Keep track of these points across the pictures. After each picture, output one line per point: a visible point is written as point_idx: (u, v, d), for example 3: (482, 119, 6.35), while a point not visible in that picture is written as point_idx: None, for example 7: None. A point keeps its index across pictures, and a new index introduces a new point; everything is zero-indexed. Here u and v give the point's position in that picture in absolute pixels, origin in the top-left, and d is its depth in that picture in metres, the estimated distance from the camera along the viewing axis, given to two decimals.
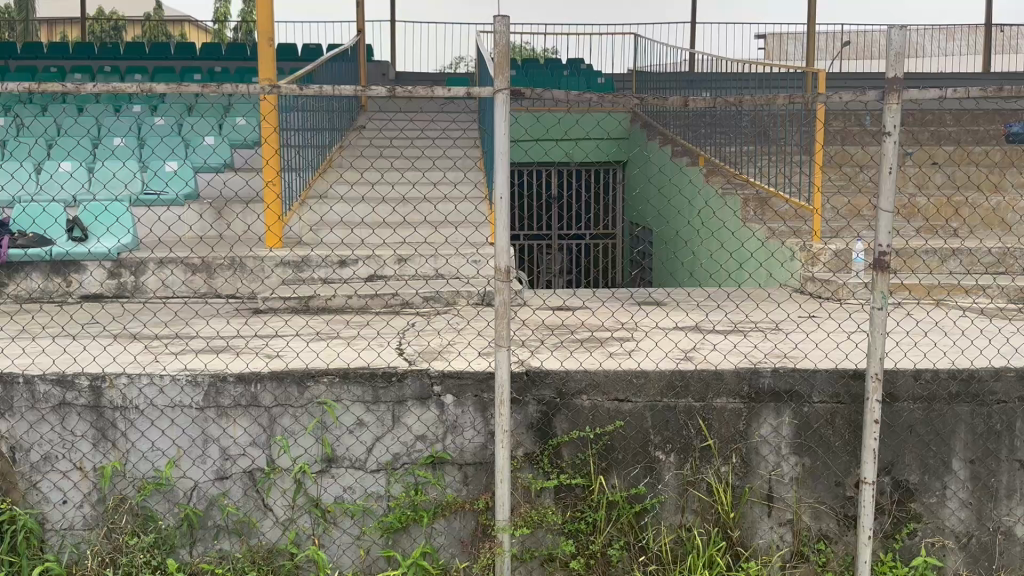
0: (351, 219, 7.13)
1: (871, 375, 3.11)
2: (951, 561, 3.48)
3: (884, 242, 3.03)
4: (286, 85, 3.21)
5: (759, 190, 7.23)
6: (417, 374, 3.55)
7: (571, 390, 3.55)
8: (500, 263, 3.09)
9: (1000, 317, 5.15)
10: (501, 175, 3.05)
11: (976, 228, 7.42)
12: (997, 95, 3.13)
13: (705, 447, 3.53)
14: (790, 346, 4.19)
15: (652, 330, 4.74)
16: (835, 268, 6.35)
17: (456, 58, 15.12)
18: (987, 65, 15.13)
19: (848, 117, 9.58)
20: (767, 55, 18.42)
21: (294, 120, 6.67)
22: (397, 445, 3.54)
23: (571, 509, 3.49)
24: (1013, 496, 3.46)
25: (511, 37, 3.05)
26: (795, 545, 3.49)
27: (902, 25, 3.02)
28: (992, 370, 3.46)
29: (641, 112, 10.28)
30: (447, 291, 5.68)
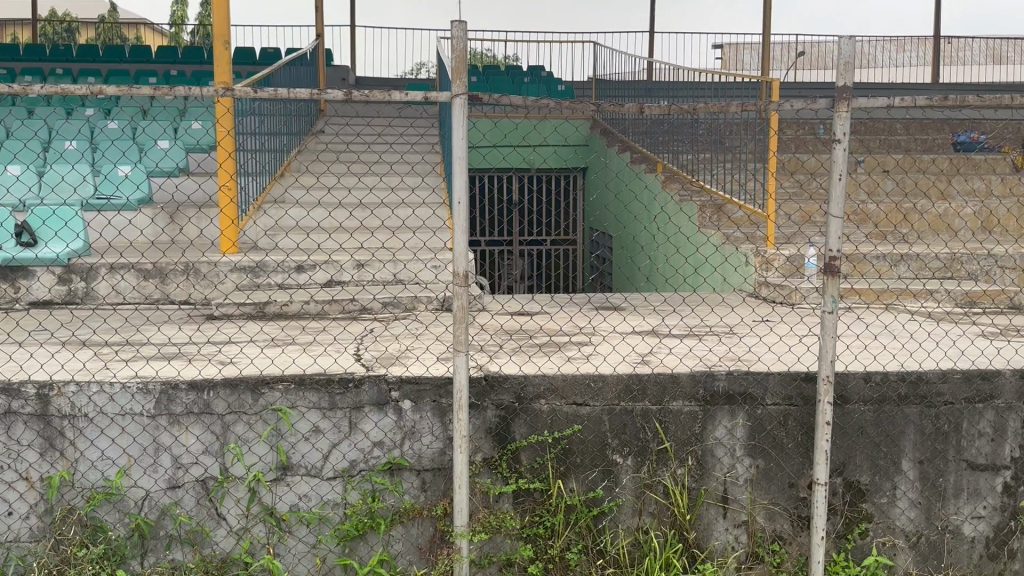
0: (309, 224, 7.09)
1: (822, 378, 3.16)
2: (901, 560, 3.55)
3: (834, 247, 3.08)
4: (240, 88, 3.17)
5: (715, 197, 7.33)
6: (374, 380, 3.52)
7: (529, 394, 3.55)
8: (458, 267, 3.08)
9: (946, 321, 5.28)
10: (459, 179, 3.04)
11: (923, 234, 7.61)
12: (944, 105, 3.21)
13: (662, 450, 3.56)
14: (744, 349, 4.25)
15: (609, 334, 4.77)
16: (788, 273, 6.46)
17: (416, 63, 15.09)
18: (935, 76, 15.52)
19: (800, 126, 9.77)
20: (723, 64, 18.72)
21: (251, 124, 6.61)
22: (353, 451, 3.50)
23: (529, 513, 3.50)
24: (961, 496, 3.54)
25: (468, 42, 3.05)
26: (749, 546, 3.54)
27: (851, 35, 3.08)
28: (940, 372, 3.53)
29: (599, 120, 10.36)
30: (405, 296, 5.66)
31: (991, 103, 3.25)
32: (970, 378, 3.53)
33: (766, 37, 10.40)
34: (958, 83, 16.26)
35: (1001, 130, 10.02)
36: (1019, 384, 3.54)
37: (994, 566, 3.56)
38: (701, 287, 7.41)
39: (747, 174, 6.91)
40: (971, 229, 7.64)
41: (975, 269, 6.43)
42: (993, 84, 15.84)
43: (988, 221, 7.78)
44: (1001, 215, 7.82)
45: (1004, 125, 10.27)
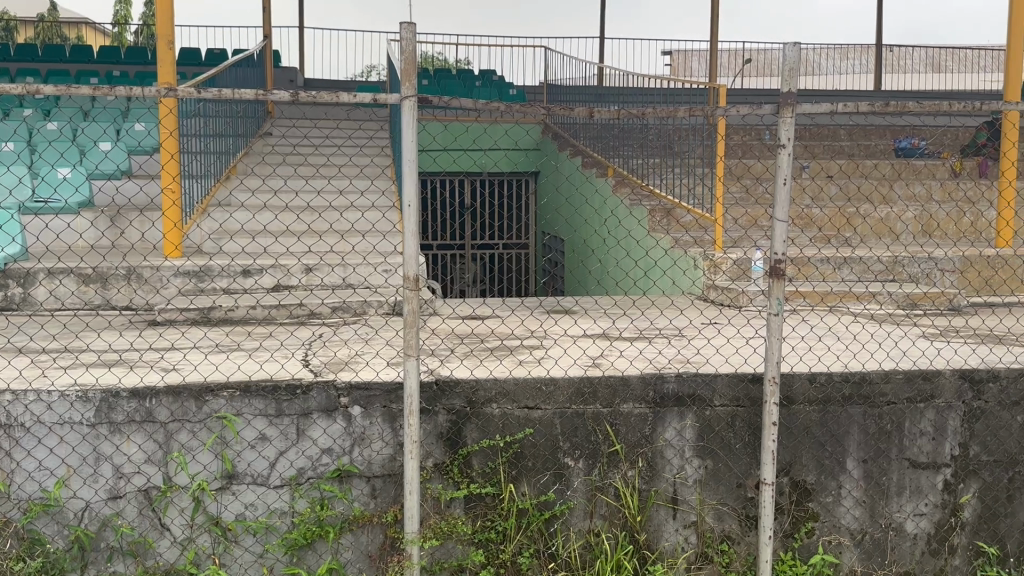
0: (256, 228, 6.99)
1: (768, 379, 3.20)
2: (846, 558, 3.61)
3: (780, 250, 3.12)
4: (183, 89, 3.09)
5: (664, 201, 7.41)
6: (322, 387, 3.47)
7: (481, 399, 3.53)
8: (409, 270, 3.05)
9: (888, 322, 5.40)
10: (409, 182, 3.01)
11: (866, 238, 7.79)
12: (886, 111, 3.28)
13: (613, 452, 3.57)
14: (692, 352, 4.29)
15: (561, 337, 4.78)
16: (736, 276, 6.55)
17: (366, 66, 14.98)
18: (878, 83, 15.92)
19: (747, 132, 9.94)
20: (672, 71, 19.00)
21: (194, 126, 6.50)
22: (301, 459, 3.44)
23: (481, 518, 3.48)
24: (903, 494, 3.62)
25: (418, 44, 3.02)
26: (699, 546, 3.57)
27: (795, 42, 3.12)
28: (882, 373, 3.61)
29: (551, 124, 10.39)
30: (355, 301, 5.60)
31: (930, 110, 3.33)
32: (912, 378, 3.61)
33: (714, 44, 10.55)
34: (898, 90, 16.76)
35: (939, 136, 10.32)
36: (958, 383, 3.63)
37: (936, 562, 3.64)
38: (651, 290, 7.48)
39: (695, 179, 7.00)
40: (912, 233, 7.84)
41: (916, 272, 6.59)
42: (931, 92, 16.35)
43: (928, 225, 8.00)
44: (940, 219, 8.05)
45: (943, 132, 10.57)
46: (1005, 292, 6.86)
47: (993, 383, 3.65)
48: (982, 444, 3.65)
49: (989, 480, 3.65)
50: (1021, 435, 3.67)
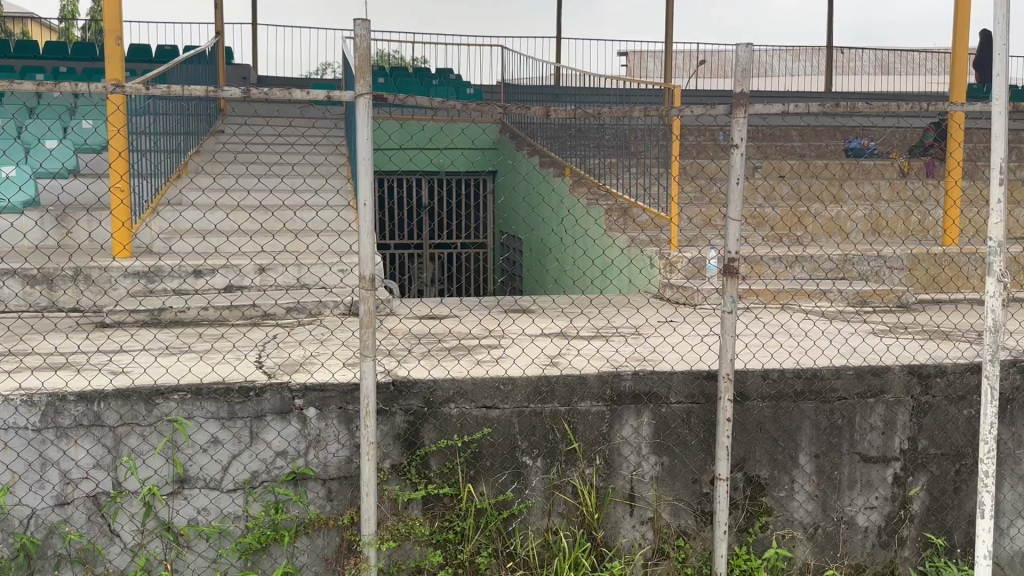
0: (207, 227, 6.88)
1: (723, 376, 3.23)
2: (800, 551, 3.68)
3: (733, 249, 3.15)
4: (130, 85, 3.02)
5: (620, 201, 7.46)
6: (276, 389, 3.42)
7: (438, 399, 3.51)
8: (365, 270, 3.02)
9: (839, 319, 5.51)
10: (363, 182, 2.98)
11: (817, 236, 7.94)
12: (836, 111, 3.34)
13: (571, 450, 3.58)
14: (649, 349, 4.32)
15: (518, 336, 4.78)
16: (690, 275, 6.63)
17: (321, 64, 14.84)
18: (829, 85, 16.19)
19: (701, 133, 10.05)
20: (627, 71, 19.17)
21: (145, 124, 6.39)
22: (255, 462, 3.39)
23: (439, 519, 3.47)
24: (855, 487, 3.69)
25: (372, 42, 2.99)
26: (656, 542, 3.60)
27: (748, 43, 3.15)
28: (833, 368, 3.66)
29: (508, 123, 10.40)
30: (310, 302, 5.54)
31: (878, 111, 3.39)
32: (862, 373, 3.67)
33: (669, 44, 10.65)
34: (848, 91, 17.10)
35: (888, 136, 10.55)
36: (907, 378, 3.70)
37: (886, 553, 3.72)
38: (608, 289, 7.53)
39: (651, 178, 7.05)
40: (861, 232, 8.01)
41: (866, 270, 6.73)
42: (880, 93, 16.71)
43: (877, 224, 8.18)
44: (889, 218, 8.23)
45: (891, 132, 10.81)
46: (951, 290, 7.03)
47: (940, 378, 3.74)
48: (931, 438, 3.73)
49: (937, 472, 3.74)
50: (967, 428, 3.76)
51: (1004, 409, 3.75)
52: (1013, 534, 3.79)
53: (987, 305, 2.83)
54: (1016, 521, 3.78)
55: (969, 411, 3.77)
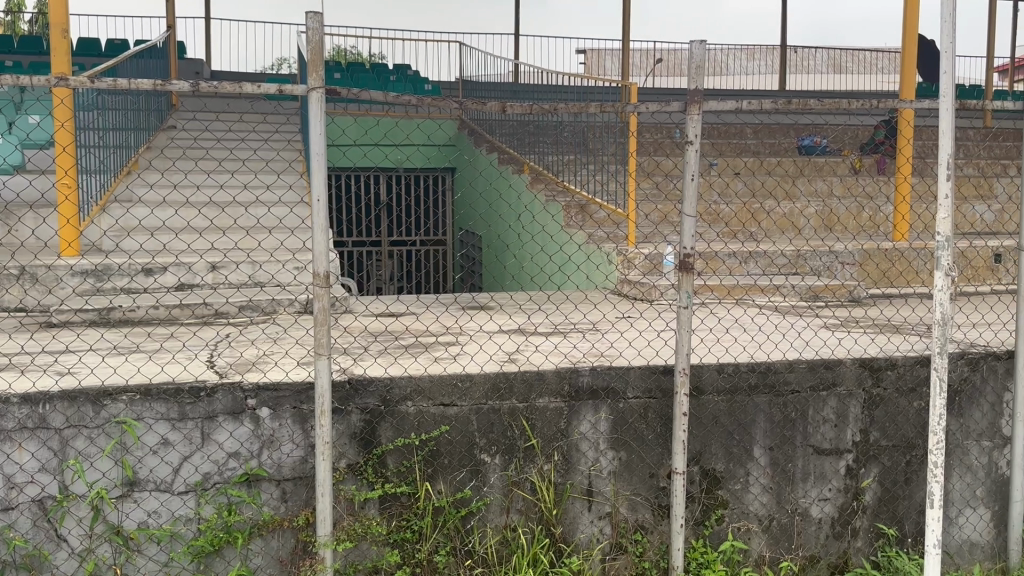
0: (158, 225, 6.74)
1: (679, 370, 3.25)
2: (755, 543, 3.73)
3: (688, 245, 3.17)
4: (75, 78, 2.94)
5: (578, 197, 7.47)
6: (228, 388, 3.35)
7: (395, 397, 3.47)
8: (318, 267, 2.97)
9: (792, 314, 5.59)
10: (315, 176, 2.93)
11: (771, 232, 8.05)
12: (788, 108, 3.36)
13: (529, 447, 3.57)
14: (606, 345, 4.33)
15: (476, 333, 4.76)
16: (648, 271, 6.64)
17: (276, 59, 14.65)
18: (783, 83, 16.42)
19: (657, 130, 10.13)
20: (585, 69, 19.27)
21: (94, 120, 6.25)
22: (207, 464, 3.32)
23: (396, 518, 3.43)
24: (808, 479, 3.74)
25: (324, 35, 2.94)
26: (613, 537, 3.61)
27: (701, 39, 3.15)
28: (786, 362, 3.71)
29: (466, 120, 10.37)
30: (264, 300, 5.45)
31: (830, 108, 3.42)
32: (814, 367, 3.72)
33: (626, 41, 10.70)
34: (802, 90, 17.36)
35: (840, 134, 10.73)
36: (858, 371, 3.76)
37: (839, 544, 3.78)
38: (565, 285, 7.55)
39: (608, 175, 7.07)
40: (814, 228, 8.15)
41: (818, 265, 6.84)
42: (833, 91, 17.00)
43: (829, 220, 8.32)
44: (840, 214, 8.37)
45: (843, 129, 11.00)
46: (901, 284, 7.17)
47: (891, 371, 3.80)
48: (882, 430, 3.79)
49: (889, 463, 3.80)
50: (917, 420, 3.83)
51: (953, 401, 3.83)
52: (961, 523, 3.87)
53: (936, 298, 2.88)
54: (964, 510, 3.87)
55: (919, 403, 3.84)
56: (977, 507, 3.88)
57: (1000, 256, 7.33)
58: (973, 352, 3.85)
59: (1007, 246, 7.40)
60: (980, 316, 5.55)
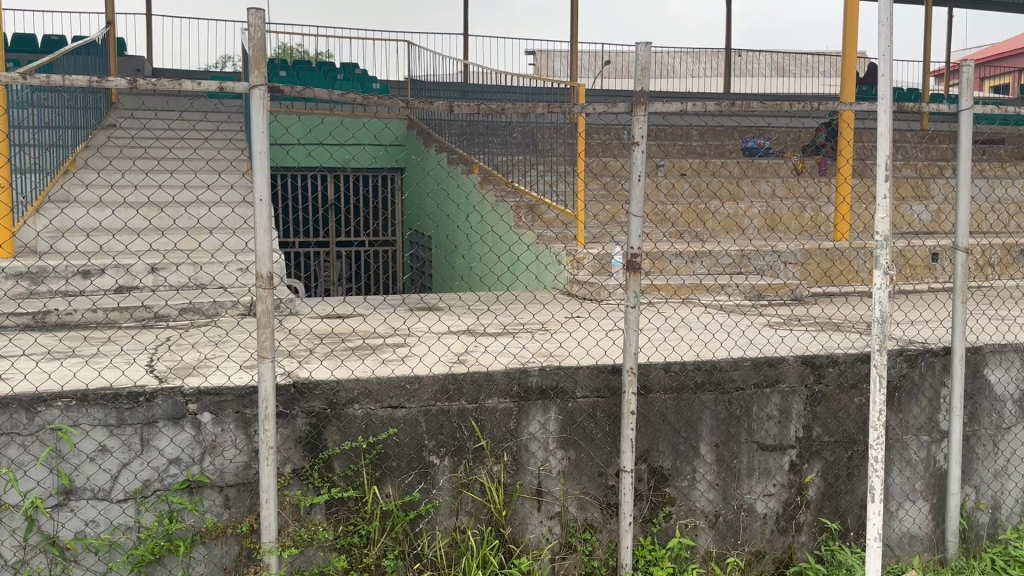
0: (95, 227, 6.58)
1: (627, 369, 3.27)
2: (702, 540, 3.77)
3: (635, 245, 3.19)
4: (3, 74, 2.82)
5: (527, 198, 7.48)
6: (168, 393, 3.26)
7: (342, 400, 3.42)
8: (261, 269, 2.91)
9: (737, 313, 5.68)
10: (258, 176, 2.87)
11: (716, 233, 8.17)
12: (732, 110, 3.39)
13: (478, 448, 3.55)
14: (555, 345, 4.34)
15: (425, 334, 4.73)
16: (596, 271, 6.70)
17: (220, 57, 14.38)
18: (728, 87, 16.70)
19: (605, 131, 10.20)
20: (534, 70, 19.36)
21: (27, 119, 6.04)
22: (147, 471, 3.23)
23: (344, 523, 3.38)
24: (753, 475, 3.79)
25: (268, 33, 2.88)
26: (563, 536, 3.62)
27: (647, 41, 3.16)
28: (731, 360, 3.76)
29: (415, 119, 10.32)
30: (206, 303, 5.34)
31: (772, 111, 3.46)
32: (758, 364, 3.78)
33: (574, 42, 10.76)
34: (747, 93, 17.69)
35: (782, 136, 10.95)
36: (801, 368, 3.83)
37: (784, 539, 3.84)
38: (515, 286, 7.56)
39: (557, 175, 7.08)
40: (757, 228, 8.30)
41: (761, 265, 6.97)
42: (776, 95, 17.35)
43: (772, 221, 8.48)
44: (783, 215, 8.53)
45: (786, 132, 11.23)
46: (841, 282, 7.35)
47: (833, 368, 3.88)
48: (824, 426, 3.87)
49: (831, 459, 3.88)
50: (858, 416, 3.91)
51: (892, 396, 3.92)
52: (902, 516, 3.96)
53: (876, 296, 2.94)
54: (905, 503, 3.96)
55: (860, 399, 3.92)
56: (917, 500, 3.98)
57: (937, 254, 7.55)
58: (911, 349, 3.94)
59: (942, 245, 7.63)
60: (918, 313, 5.72)
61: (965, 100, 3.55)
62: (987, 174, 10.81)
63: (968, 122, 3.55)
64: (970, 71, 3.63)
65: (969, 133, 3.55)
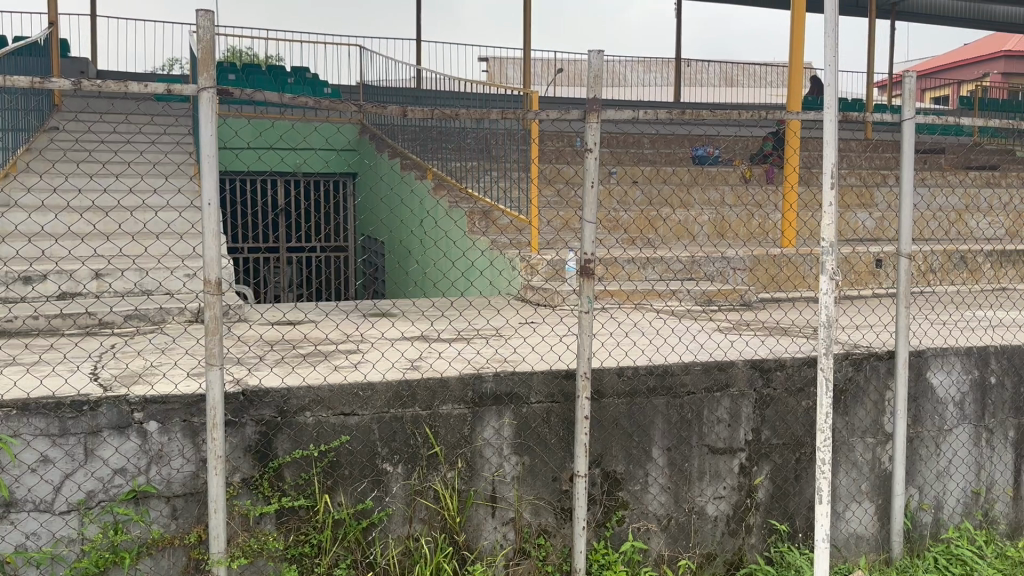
0: (36, 232, 6.43)
1: (580, 374, 3.29)
2: (654, 543, 3.79)
3: (589, 251, 3.20)
4: None
5: (481, 204, 7.49)
6: (113, 401, 3.18)
7: (293, 407, 3.38)
8: (209, 274, 2.86)
9: (688, 318, 5.76)
10: (207, 180, 2.82)
11: (668, 239, 8.28)
12: (683, 117, 3.43)
13: (432, 454, 3.53)
14: (509, 351, 4.35)
15: (378, 340, 4.70)
16: (550, 277, 6.72)
17: (168, 59, 14.15)
18: (678, 95, 16.93)
19: (559, 138, 10.27)
20: (488, 76, 19.44)
21: None
22: (91, 481, 3.15)
23: (295, 532, 3.34)
24: (704, 478, 3.83)
25: (217, 35, 2.84)
26: (517, 542, 3.62)
27: (600, 50, 3.19)
28: (682, 364, 3.80)
29: (369, 124, 10.28)
30: (152, 309, 5.23)
31: (721, 119, 3.51)
32: (708, 369, 3.83)
33: (528, 49, 10.81)
34: (697, 102, 17.97)
35: (731, 145, 11.14)
36: (749, 372, 3.89)
37: (734, 541, 3.90)
38: (469, 292, 7.58)
39: (511, 182, 7.10)
40: (707, 235, 8.43)
41: (712, 271, 7.07)
42: (726, 104, 17.67)
43: (722, 228, 8.62)
44: (732, 221, 8.69)
45: (734, 141, 11.45)
46: (789, 288, 7.50)
47: (780, 372, 3.95)
48: (772, 429, 3.93)
49: (779, 461, 3.95)
50: (806, 418, 3.99)
51: (839, 400, 4.00)
52: (849, 517, 4.04)
53: (823, 301, 2.99)
54: (851, 504, 4.04)
55: (807, 402, 4.00)
56: (863, 501, 4.07)
57: (881, 260, 7.74)
58: (856, 353, 4.03)
59: (886, 252, 7.83)
60: (862, 318, 5.86)
61: (907, 110, 3.65)
62: (928, 182, 11.12)
63: (909, 132, 3.64)
64: (912, 82, 3.73)
65: (911, 142, 3.65)
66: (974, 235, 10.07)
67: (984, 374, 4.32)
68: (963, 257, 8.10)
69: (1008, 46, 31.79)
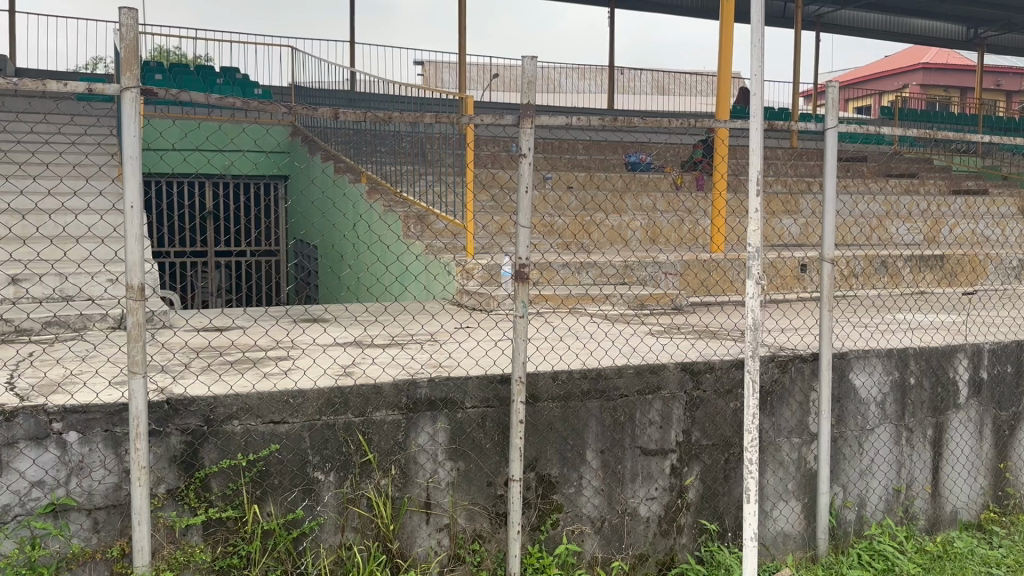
0: None
1: (515, 379, 3.29)
2: (588, 545, 3.82)
3: (523, 255, 3.22)
4: None
5: (417, 208, 7.45)
6: (31, 411, 3.06)
7: (220, 416, 3.30)
8: (132, 279, 2.79)
9: (620, 322, 5.84)
10: (130, 181, 2.74)
11: (601, 244, 8.39)
12: (615, 124, 3.48)
13: (365, 462, 3.50)
14: (443, 356, 4.33)
15: (310, 346, 4.63)
16: (486, 281, 6.72)
17: (90, 57, 13.72)
18: (612, 103, 17.13)
19: (493, 143, 10.30)
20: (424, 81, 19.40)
21: None
22: (5, 495, 3.02)
23: (223, 544, 3.27)
24: (636, 480, 3.88)
25: (140, 33, 2.76)
26: (451, 548, 3.61)
27: (533, 56, 3.20)
28: (615, 367, 3.83)
29: (301, 126, 10.15)
30: (72, 315, 5.04)
31: (652, 126, 3.57)
32: (640, 372, 3.87)
33: (463, 54, 10.80)
34: (630, 111, 18.21)
35: (663, 152, 11.33)
36: (680, 375, 3.96)
37: (666, 541, 3.96)
38: (403, 297, 7.56)
39: (446, 186, 7.08)
40: (639, 240, 8.56)
41: (644, 275, 7.18)
42: (658, 113, 17.94)
43: (654, 233, 8.77)
44: (664, 227, 8.83)
45: (666, 148, 11.66)
46: (717, 292, 7.67)
47: (709, 374, 4.03)
48: (702, 430, 4.01)
49: (709, 462, 4.03)
50: (734, 419, 4.08)
51: (765, 401, 4.10)
52: (776, 516, 4.14)
53: (749, 305, 3.05)
54: (778, 503, 4.14)
55: (735, 404, 4.09)
56: (789, 500, 4.17)
57: (805, 265, 7.98)
58: (782, 355, 4.14)
59: (811, 257, 8.07)
60: (788, 321, 6.02)
61: (831, 119, 3.76)
62: (851, 190, 11.48)
63: (833, 140, 3.75)
64: (835, 93, 3.84)
65: (834, 151, 3.76)
66: (895, 240, 10.43)
67: (904, 375, 4.47)
68: (884, 262, 8.40)
69: (927, 58, 32.98)
